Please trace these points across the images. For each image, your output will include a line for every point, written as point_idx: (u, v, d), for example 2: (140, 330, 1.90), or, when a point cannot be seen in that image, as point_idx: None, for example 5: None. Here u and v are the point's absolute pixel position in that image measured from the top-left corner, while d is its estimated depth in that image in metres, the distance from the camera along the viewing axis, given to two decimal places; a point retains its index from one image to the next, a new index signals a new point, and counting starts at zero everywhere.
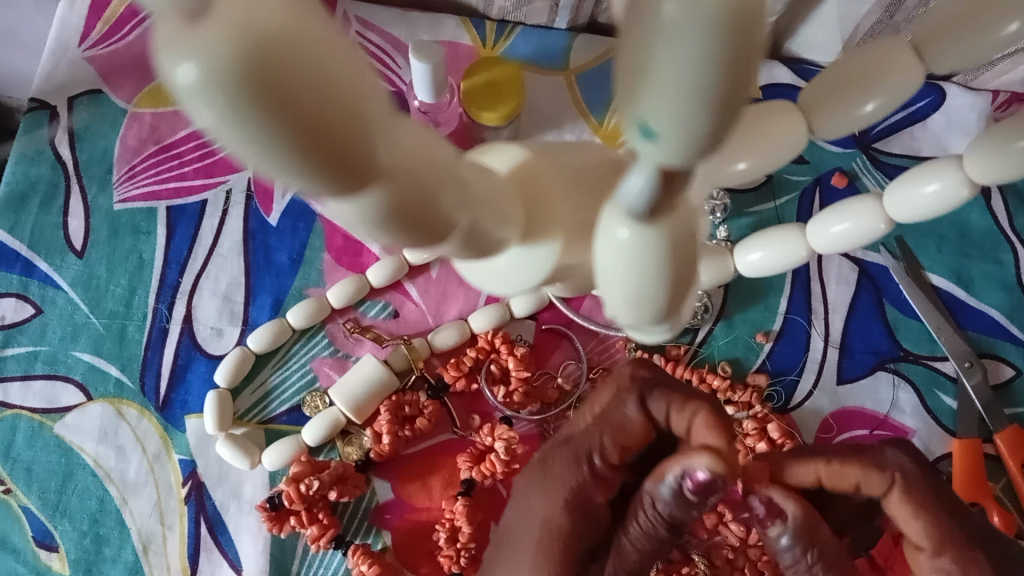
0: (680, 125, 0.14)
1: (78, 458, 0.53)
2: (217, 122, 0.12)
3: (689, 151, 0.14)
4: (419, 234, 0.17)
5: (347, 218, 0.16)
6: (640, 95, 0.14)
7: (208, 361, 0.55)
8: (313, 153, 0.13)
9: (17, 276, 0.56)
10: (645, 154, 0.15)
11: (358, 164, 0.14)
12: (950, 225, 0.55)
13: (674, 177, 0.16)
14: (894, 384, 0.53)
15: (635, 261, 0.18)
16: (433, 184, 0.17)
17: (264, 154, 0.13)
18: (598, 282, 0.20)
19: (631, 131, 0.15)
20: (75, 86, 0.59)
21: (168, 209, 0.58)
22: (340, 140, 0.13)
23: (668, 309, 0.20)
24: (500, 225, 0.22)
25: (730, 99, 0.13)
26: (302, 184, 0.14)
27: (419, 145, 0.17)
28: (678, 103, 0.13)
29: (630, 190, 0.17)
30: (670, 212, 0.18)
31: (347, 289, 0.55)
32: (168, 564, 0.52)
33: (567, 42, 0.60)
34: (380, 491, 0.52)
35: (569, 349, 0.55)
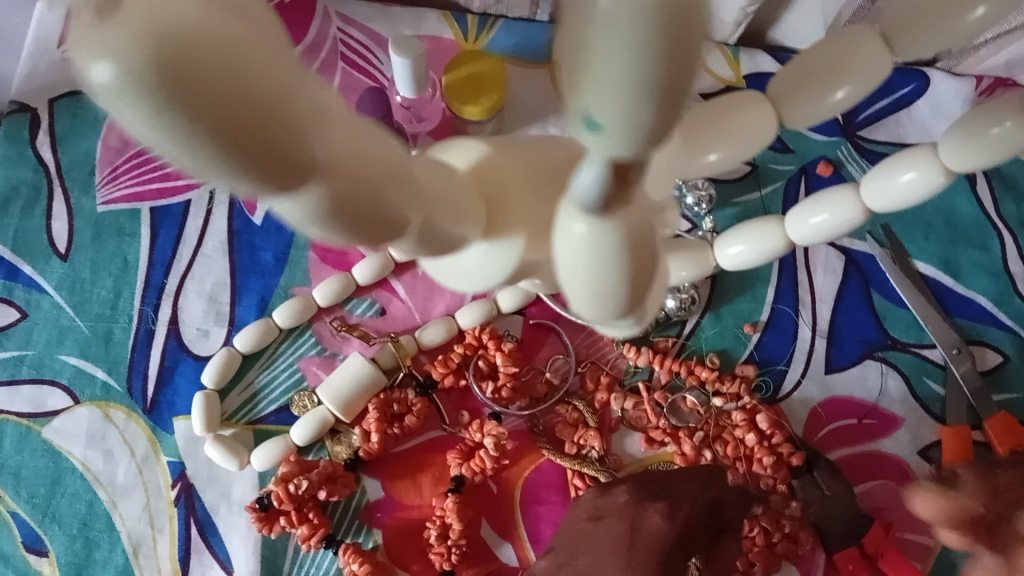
0: (619, 113, 0.14)
1: (66, 462, 0.53)
2: (140, 120, 0.13)
3: (634, 141, 0.15)
4: (374, 235, 0.18)
5: (296, 219, 0.17)
6: (580, 87, 0.14)
7: (195, 362, 0.55)
8: (238, 147, 0.14)
9: (1, 280, 0.56)
10: (595, 148, 0.15)
11: (288, 158, 0.14)
12: (936, 212, 0.55)
13: (625, 170, 0.16)
14: (883, 372, 0.53)
15: (593, 256, 0.18)
16: (381, 181, 0.17)
17: (189, 149, 0.13)
18: (559, 279, 0.20)
19: (578, 125, 0.15)
20: (55, 87, 0.58)
21: (152, 209, 0.57)
22: (265, 133, 0.14)
23: (633, 304, 0.20)
24: (462, 222, 0.22)
25: (669, 88, 0.14)
26: (239, 183, 0.15)
27: (368, 145, 0.17)
28: (615, 91, 0.14)
29: (581, 184, 0.17)
30: (622, 205, 0.18)
31: (333, 287, 0.54)
32: (159, 566, 0.52)
33: (550, 34, 0.59)
34: (369, 490, 0.52)
35: (557, 343, 0.55)
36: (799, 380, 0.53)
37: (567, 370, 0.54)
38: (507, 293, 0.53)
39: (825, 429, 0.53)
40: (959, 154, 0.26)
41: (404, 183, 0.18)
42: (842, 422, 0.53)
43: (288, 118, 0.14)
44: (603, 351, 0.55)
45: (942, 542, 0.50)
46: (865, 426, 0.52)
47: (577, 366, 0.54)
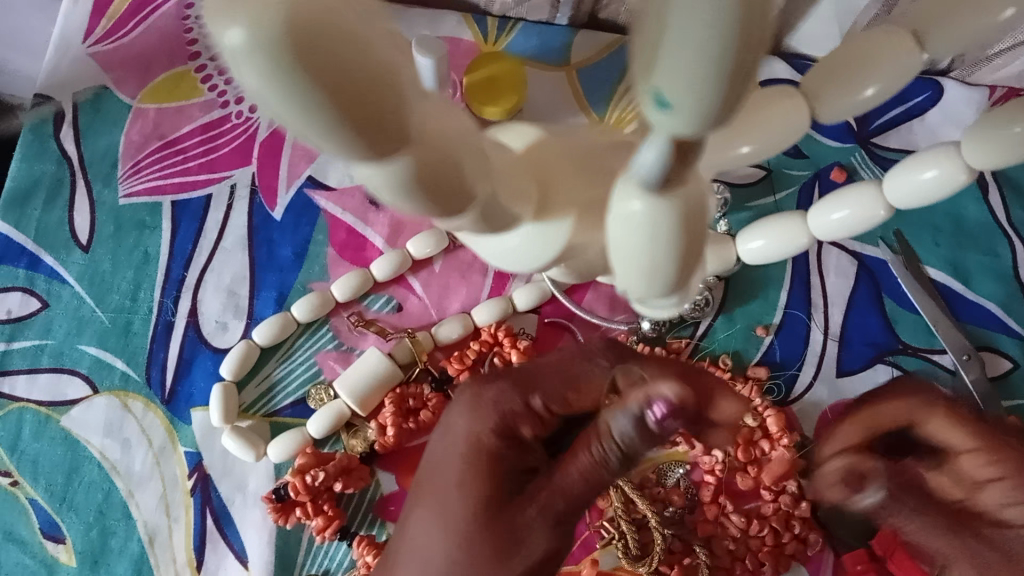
0: (692, 95, 0.15)
1: (84, 450, 0.54)
2: (259, 82, 0.14)
3: (702, 121, 0.15)
4: (444, 206, 0.20)
5: (377, 186, 0.18)
6: (654, 69, 0.15)
7: (213, 354, 0.55)
8: (339, 111, 0.15)
9: (22, 270, 0.56)
10: (660, 126, 0.16)
11: (381, 123, 0.16)
12: (946, 218, 0.56)
13: (688, 150, 0.17)
14: (894, 376, 0.54)
15: (648, 232, 0.19)
16: (454, 156, 0.19)
17: (297, 113, 0.15)
18: (612, 254, 0.21)
19: (647, 104, 0.16)
20: (80, 82, 0.59)
21: (173, 204, 0.58)
22: (371, 102, 0.15)
23: (678, 281, 0.21)
24: (515, 201, 0.24)
25: (740, 72, 0.14)
26: (338, 148, 0.16)
27: (442, 123, 0.19)
28: (688, 73, 0.14)
29: (642, 163, 0.18)
30: (681, 186, 0.18)
31: (352, 282, 0.55)
32: (174, 556, 0.52)
33: (568, 38, 0.60)
34: (384, 483, 0.53)
35: (571, 342, 0.55)
36: (810, 382, 0.54)
37: None
38: (525, 290, 0.55)
39: None
40: (981, 152, 0.27)
41: (472, 160, 0.20)
42: None
43: (383, 88, 0.15)
44: None
45: None
46: None
47: None
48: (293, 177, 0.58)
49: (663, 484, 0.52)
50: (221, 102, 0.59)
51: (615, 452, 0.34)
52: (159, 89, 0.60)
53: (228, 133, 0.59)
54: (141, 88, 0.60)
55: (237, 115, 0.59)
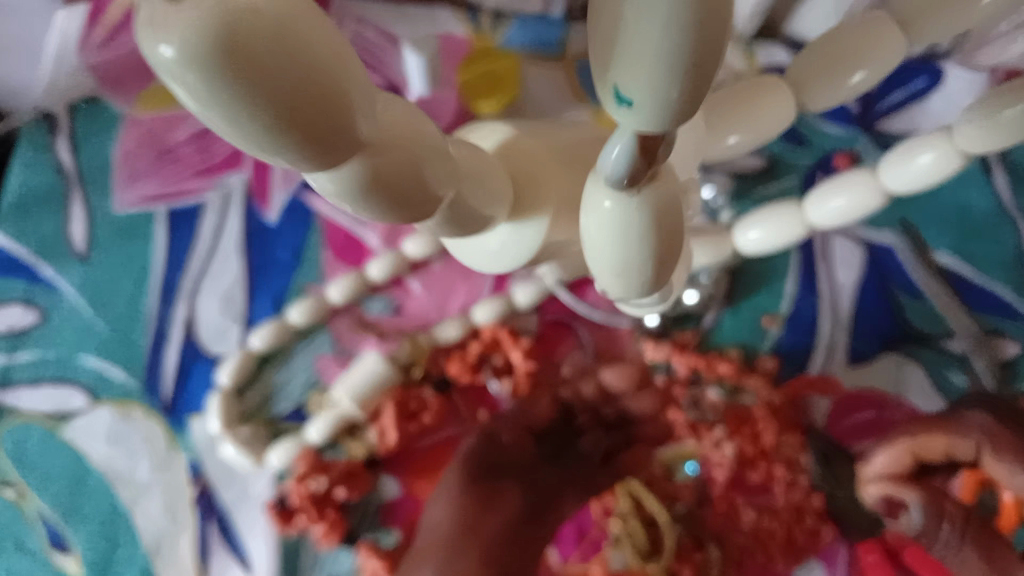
0: (648, 89, 0.16)
1: (86, 462, 0.53)
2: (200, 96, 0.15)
3: (664, 118, 0.16)
4: (410, 215, 0.19)
5: (335, 195, 0.18)
6: (614, 64, 0.16)
7: (213, 361, 0.55)
8: (287, 121, 0.15)
9: (22, 283, 0.57)
10: (624, 122, 0.17)
11: (334, 132, 0.16)
12: (950, 203, 0.55)
13: (653, 146, 0.18)
14: (901, 365, 0.52)
15: (622, 231, 0.20)
16: (420, 161, 0.19)
17: (247, 130, 0.15)
18: (589, 256, 0.22)
19: (609, 103, 0.17)
20: (72, 92, 0.59)
21: (169, 211, 0.58)
22: (317, 107, 0.15)
23: (659, 282, 0.22)
24: (493, 203, 0.24)
25: (698, 66, 0.15)
26: (289, 159, 0.16)
27: (405, 126, 0.18)
28: (645, 66, 0.15)
29: (608, 162, 0.19)
30: (654, 182, 0.19)
31: (348, 285, 0.54)
32: (180, 565, 0.52)
33: (562, 31, 0.59)
34: (388, 488, 0.52)
35: (574, 340, 0.55)
36: (820, 371, 0.53)
37: (584, 365, 0.54)
38: (523, 288, 0.54)
39: (846, 423, 0.51)
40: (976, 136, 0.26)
41: (441, 162, 0.20)
42: (861, 417, 0.51)
43: (331, 98, 0.16)
44: (622, 346, 0.55)
45: None
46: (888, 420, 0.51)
47: (595, 362, 0.54)
48: (288, 181, 0.58)
49: (671, 480, 0.51)
50: None
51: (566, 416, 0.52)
52: (153, 95, 0.59)
53: (222, 139, 0.58)
54: (135, 95, 0.59)
55: None
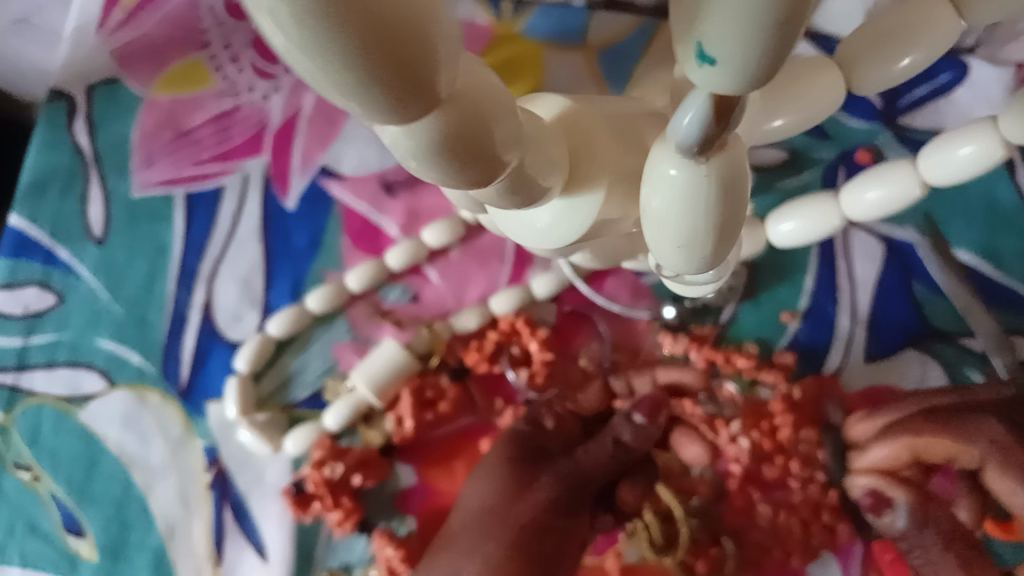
0: (734, 48, 0.14)
1: (102, 444, 0.53)
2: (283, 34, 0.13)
3: (751, 78, 0.15)
4: (477, 170, 0.19)
5: (407, 149, 0.17)
6: (698, 18, 0.15)
7: (229, 346, 0.54)
8: (376, 67, 0.14)
9: (39, 265, 0.56)
10: (700, 81, 0.16)
11: (421, 79, 0.15)
12: (976, 198, 0.54)
13: (727, 108, 0.17)
14: (923, 361, 0.52)
15: (687, 200, 0.20)
16: (486, 117, 0.18)
17: (333, 75, 0.14)
18: (647, 224, 0.21)
19: (689, 62, 0.15)
20: (92, 73, 0.59)
21: (187, 194, 0.57)
22: (402, 51, 0.14)
23: (717, 249, 0.22)
24: (550, 174, 0.24)
25: (788, 22, 0.14)
26: (367, 106, 0.15)
27: (474, 79, 0.18)
28: (737, 26, 0.14)
29: (680, 128, 0.18)
30: (721, 149, 0.19)
31: (367, 272, 0.54)
32: (194, 549, 0.52)
33: (585, 18, 0.59)
34: (403, 476, 0.52)
35: (592, 331, 0.55)
36: (839, 366, 0.53)
37: (602, 357, 0.54)
38: (542, 279, 0.54)
39: None
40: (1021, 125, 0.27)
41: (503, 120, 0.19)
42: None
43: (420, 41, 0.14)
44: (639, 339, 0.54)
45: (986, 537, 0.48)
46: None
47: (612, 354, 0.54)
48: (306, 166, 0.57)
49: (688, 474, 0.51)
50: (232, 92, 0.58)
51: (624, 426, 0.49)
52: (172, 78, 0.59)
53: (241, 123, 0.58)
54: (155, 76, 0.59)
55: (249, 104, 0.58)
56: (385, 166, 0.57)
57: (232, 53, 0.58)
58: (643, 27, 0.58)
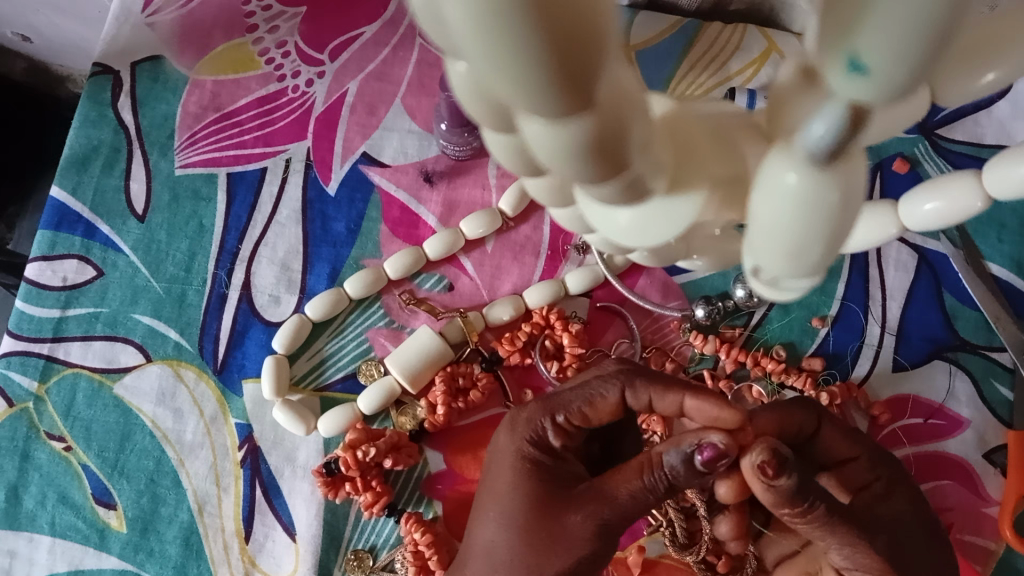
0: (892, 58, 0.12)
1: (137, 419, 0.54)
2: (458, 10, 0.12)
3: (904, 90, 0.13)
4: (609, 169, 0.16)
5: (543, 146, 0.15)
6: (848, 27, 0.12)
7: (266, 327, 0.55)
8: (547, 59, 0.13)
9: (79, 238, 0.57)
10: (841, 90, 0.13)
11: (583, 77, 0.13)
12: (1012, 213, 0.55)
13: (865, 117, 0.14)
14: (951, 372, 0.53)
15: (804, 209, 0.17)
16: (627, 117, 0.16)
17: (498, 62, 0.12)
18: (752, 230, 0.19)
19: (832, 68, 0.13)
20: (137, 50, 0.60)
21: (228, 175, 0.58)
22: (578, 34, 0.12)
23: (823, 260, 0.19)
24: (660, 172, 0.19)
25: (948, 33, 0.12)
26: (522, 88, 0.13)
27: (622, 74, 0.16)
28: (897, 33, 0.12)
29: (812, 135, 0.15)
30: (846, 160, 0.16)
31: (404, 260, 0.55)
32: (223, 525, 0.52)
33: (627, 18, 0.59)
34: (432, 462, 0.53)
35: (622, 327, 0.55)
36: (867, 374, 0.53)
37: (632, 354, 0.54)
38: (576, 274, 0.55)
39: (891, 427, 0.52)
40: None
41: (638, 121, 0.17)
42: (910, 422, 0.52)
43: (596, 35, 0.13)
44: (668, 337, 0.55)
45: (1004, 545, 0.50)
46: (931, 426, 0.52)
47: (642, 351, 0.54)
48: (347, 153, 0.58)
49: None
50: (277, 76, 0.60)
51: (663, 480, 0.39)
52: (218, 60, 0.60)
53: (284, 107, 0.59)
54: (198, 58, 0.60)
55: (293, 89, 0.59)
56: (425, 155, 0.58)
57: (278, 38, 0.60)
58: (684, 28, 0.59)
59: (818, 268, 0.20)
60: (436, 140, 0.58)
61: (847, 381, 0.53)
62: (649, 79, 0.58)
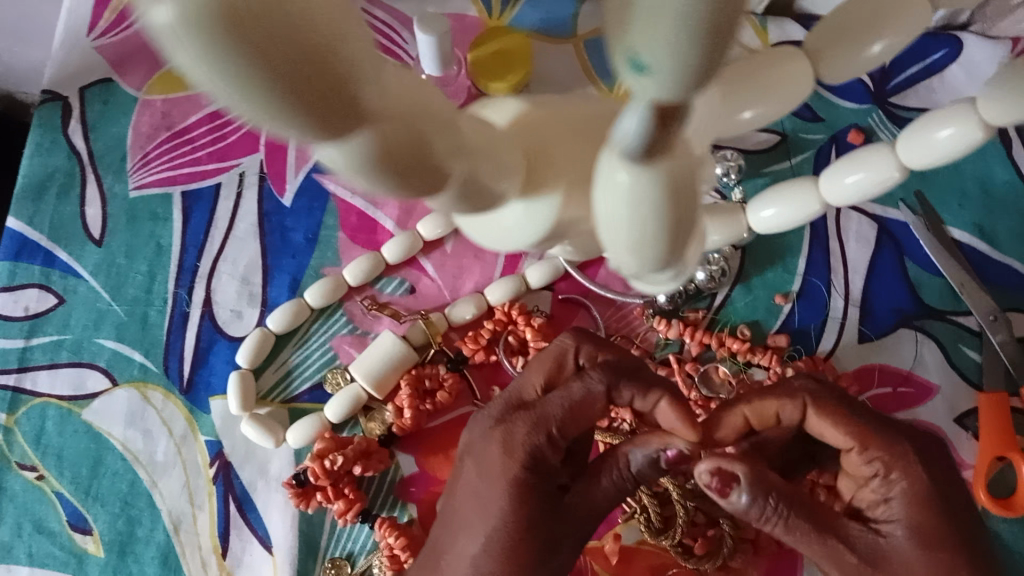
0: (671, 51, 0.12)
1: (107, 443, 0.54)
2: (199, 64, 0.13)
3: (696, 81, 0.13)
4: (419, 183, 0.18)
5: (347, 171, 0.17)
6: (627, 23, 0.12)
7: (230, 342, 0.55)
8: (301, 102, 0.14)
9: (38, 266, 0.57)
10: (639, 89, 0.14)
11: (348, 109, 0.15)
12: (970, 178, 0.54)
13: (670, 112, 0.14)
14: (918, 341, 0.53)
15: (634, 206, 0.17)
16: (426, 133, 0.17)
17: (257, 108, 0.14)
18: (600, 230, 0.19)
19: (623, 66, 0.13)
20: (85, 75, 0.60)
21: (184, 193, 0.58)
22: (325, 78, 0.14)
23: (672, 257, 0.19)
24: (497, 175, 0.21)
25: (717, 19, 0.12)
26: (292, 130, 0.15)
27: (411, 93, 0.17)
28: (672, 22, 0.12)
29: (622, 130, 0.16)
30: (669, 155, 0.16)
31: (364, 266, 0.55)
32: (199, 543, 0.52)
33: (574, 9, 0.59)
34: (403, 465, 0.53)
35: (587, 318, 0.55)
36: (833, 347, 0.53)
37: None
38: (537, 268, 0.54)
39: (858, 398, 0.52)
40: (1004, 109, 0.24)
41: (444, 133, 0.18)
42: (877, 392, 0.53)
43: (346, 74, 0.14)
44: (633, 325, 0.55)
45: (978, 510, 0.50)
46: (900, 395, 0.52)
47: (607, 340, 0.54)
48: (302, 162, 0.58)
49: None
50: None
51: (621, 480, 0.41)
52: (165, 78, 0.60)
53: (236, 121, 0.59)
54: (147, 78, 0.60)
55: None
56: None
57: None
58: None
59: (673, 264, 0.20)
60: None
61: (812, 356, 0.53)
62: (600, 68, 0.58)
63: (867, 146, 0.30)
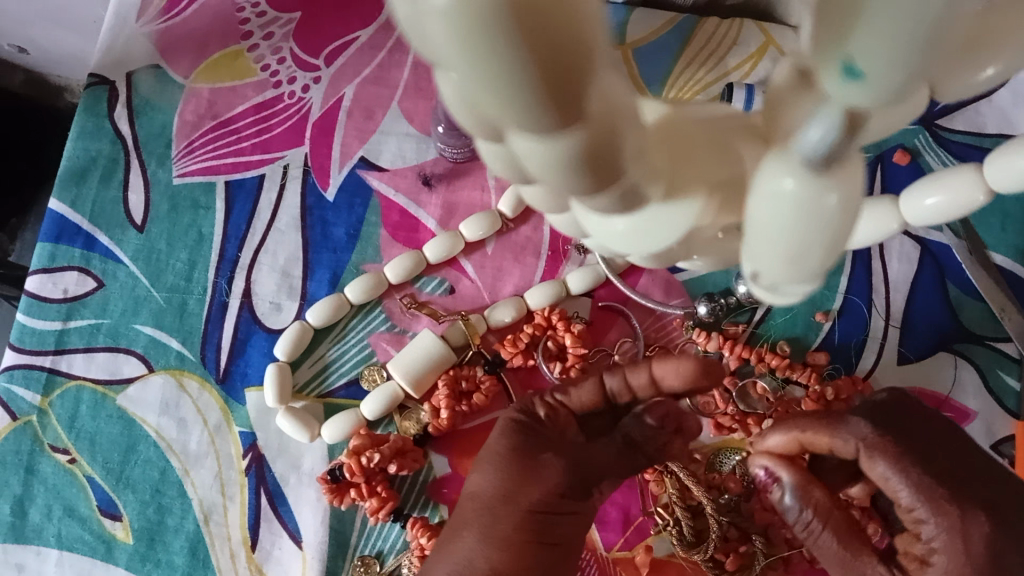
0: (886, 62, 0.13)
1: (141, 429, 0.54)
2: (445, 32, 0.13)
3: (894, 93, 0.14)
4: (602, 181, 0.17)
5: (535, 162, 0.16)
6: (844, 33, 0.13)
7: (268, 334, 0.55)
8: (531, 79, 0.13)
9: (78, 250, 0.57)
10: (839, 94, 0.14)
11: (571, 93, 0.14)
12: (1015, 201, 0.54)
13: (858, 120, 0.15)
14: (957, 364, 0.52)
15: (803, 214, 0.18)
16: (620, 129, 0.16)
17: (487, 81, 0.13)
18: (750, 237, 0.19)
19: (828, 72, 0.14)
20: (132, 60, 0.60)
21: (227, 183, 0.58)
22: (563, 55, 0.13)
23: (825, 264, 0.20)
24: (654, 181, 0.20)
25: (939, 36, 0.13)
26: (512, 105, 0.14)
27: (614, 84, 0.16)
28: (891, 40, 0.13)
29: (807, 141, 0.17)
30: (841, 164, 0.17)
31: (404, 263, 0.55)
32: (229, 534, 0.52)
33: (623, 16, 0.59)
34: (436, 466, 0.52)
35: (625, 326, 0.55)
36: (871, 368, 0.53)
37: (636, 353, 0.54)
38: (578, 274, 0.54)
39: None
40: None
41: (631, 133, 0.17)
42: None
43: (581, 52, 0.14)
44: (672, 336, 0.55)
45: None
46: None
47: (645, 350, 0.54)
48: (345, 157, 0.58)
49: (717, 470, 0.52)
50: (274, 82, 0.60)
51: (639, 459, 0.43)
52: (212, 68, 0.60)
53: (281, 113, 0.59)
54: (194, 67, 0.60)
55: (289, 94, 0.59)
56: (423, 159, 0.58)
57: (273, 45, 0.60)
58: (678, 24, 0.58)
59: (815, 275, 0.20)
60: (434, 143, 0.58)
61: (852, 375, 0.53)
62: (646, 76, 0.58)
63: (949, 169, 0.30)
